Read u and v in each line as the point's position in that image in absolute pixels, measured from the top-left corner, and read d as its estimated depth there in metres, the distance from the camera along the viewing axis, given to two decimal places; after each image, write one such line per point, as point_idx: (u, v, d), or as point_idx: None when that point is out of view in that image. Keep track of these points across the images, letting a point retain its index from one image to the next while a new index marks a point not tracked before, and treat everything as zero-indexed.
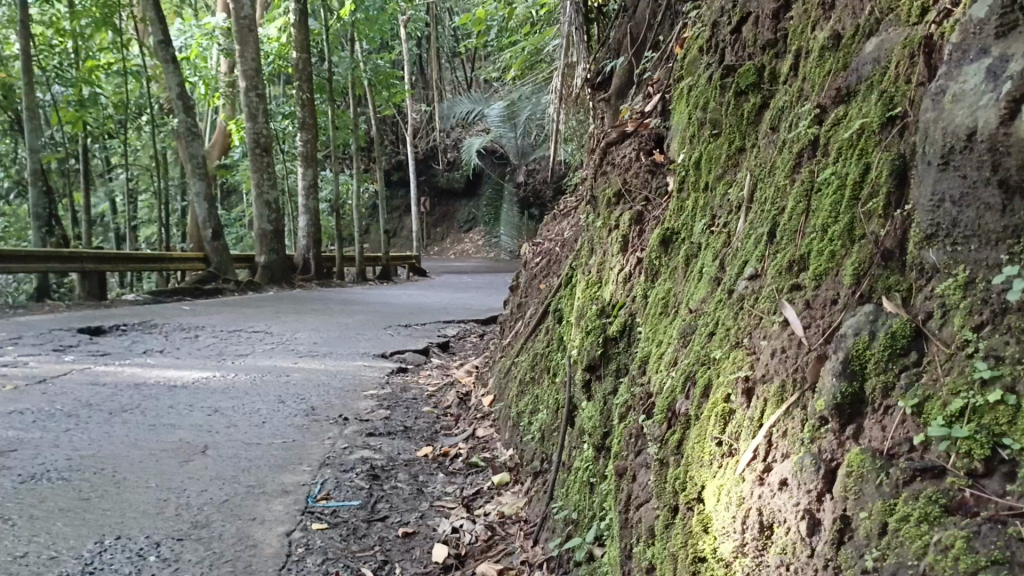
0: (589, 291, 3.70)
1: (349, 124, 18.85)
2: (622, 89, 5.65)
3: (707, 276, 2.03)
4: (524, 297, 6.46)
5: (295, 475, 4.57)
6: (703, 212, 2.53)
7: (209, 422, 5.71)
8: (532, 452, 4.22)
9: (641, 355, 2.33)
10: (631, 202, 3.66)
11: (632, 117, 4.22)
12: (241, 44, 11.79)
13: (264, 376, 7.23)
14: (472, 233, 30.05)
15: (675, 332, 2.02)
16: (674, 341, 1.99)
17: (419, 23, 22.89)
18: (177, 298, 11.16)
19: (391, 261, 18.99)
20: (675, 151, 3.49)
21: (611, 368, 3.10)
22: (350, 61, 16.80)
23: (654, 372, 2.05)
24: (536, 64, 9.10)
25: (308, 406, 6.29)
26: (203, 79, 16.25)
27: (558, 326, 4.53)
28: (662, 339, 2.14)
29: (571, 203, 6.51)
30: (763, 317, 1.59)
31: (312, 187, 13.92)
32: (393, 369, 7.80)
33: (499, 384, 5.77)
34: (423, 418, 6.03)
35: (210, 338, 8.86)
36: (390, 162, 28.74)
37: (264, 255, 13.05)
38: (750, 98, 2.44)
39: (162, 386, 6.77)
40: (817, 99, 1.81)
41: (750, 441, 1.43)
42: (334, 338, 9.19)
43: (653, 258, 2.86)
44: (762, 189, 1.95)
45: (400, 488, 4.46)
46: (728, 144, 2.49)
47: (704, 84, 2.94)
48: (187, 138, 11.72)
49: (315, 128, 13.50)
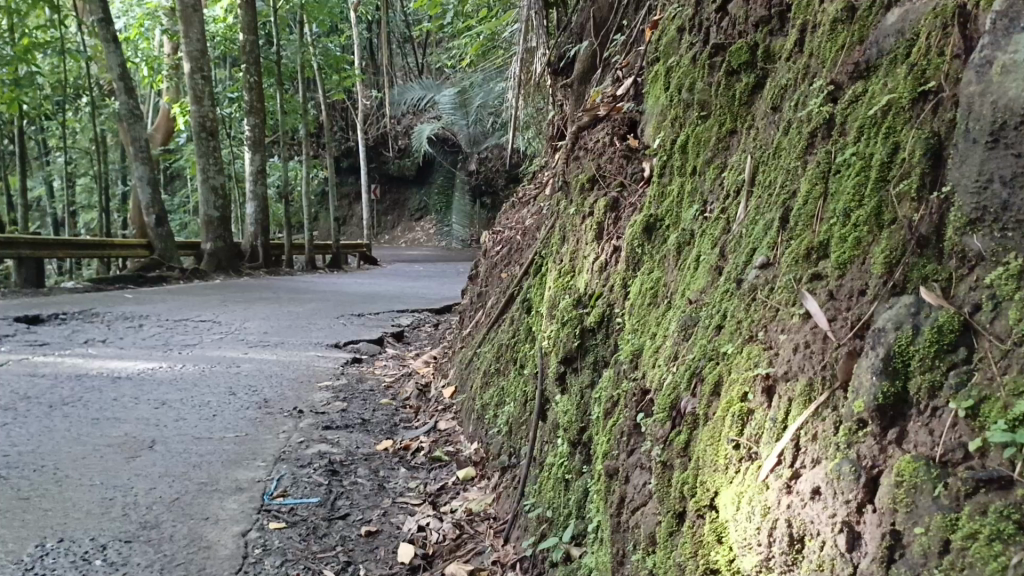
0: (562, 280, 3.56)
1: (298, 109, 18.43)
2: (586, 74, 5.53)
3: (705, 265, 1.91)
4: (484, 286, 6.31)
5: (250, 472, 4.36)
6: (692, 197, 2.42)
7: (157, 415, 5.45)
8: (499, 447, 4.08)
9: (629, 349, 2.20)
10: (605, 188, 3.54)
11: (603, 101, 4.11)
12: (186, 23, 11.35)
13: (214, 367, 6.97)
14: (423, 221, 29.71)
15: (672, 325, 1.90)
16: (672, 334, 1.86)
17: (369, 7, 22.46)
18: (120, 286, 10.74)
19: (342, 249, 18.66)
20: (651, 136, 3.39)
21: (588, 361, 2.97)
22: (298, 44, 16.38)
23: (649, 367, 1.92)
24: (492, 50, 8.93)
25: (261, 398, 6.06)
26: (146, 60, 15.67)
27: (526, 316, 4.39)
28: (656, 332, 2.03)
29: (532, 191, 6.37)
30: (780, 309, 1.47)
31: (259, 173, 13.54)
32: (347, 359, 7.60)
33: (460, 375, 5.63)
34: (381, 410, 5.86)
35: (156, 327, 8.53)
36: (339, 148, 28.24)
37: (211, 242, 12.65)
38: (743, 79, 2.35)
39: (105, 378, 6.47)
40: (828, 77, 1.71)
41: (773, 445, 1.31)
42: (286, 327, 8.92)
43: (634, 246, 2.74)
44: (767, 173, 1.84)
45: (361, 484, 4.29)
46: (718, 126, 2.40)
47: (687, 66, 2.83)
48: (130, 121, 11.26)
49: (263, 112, 13.12)
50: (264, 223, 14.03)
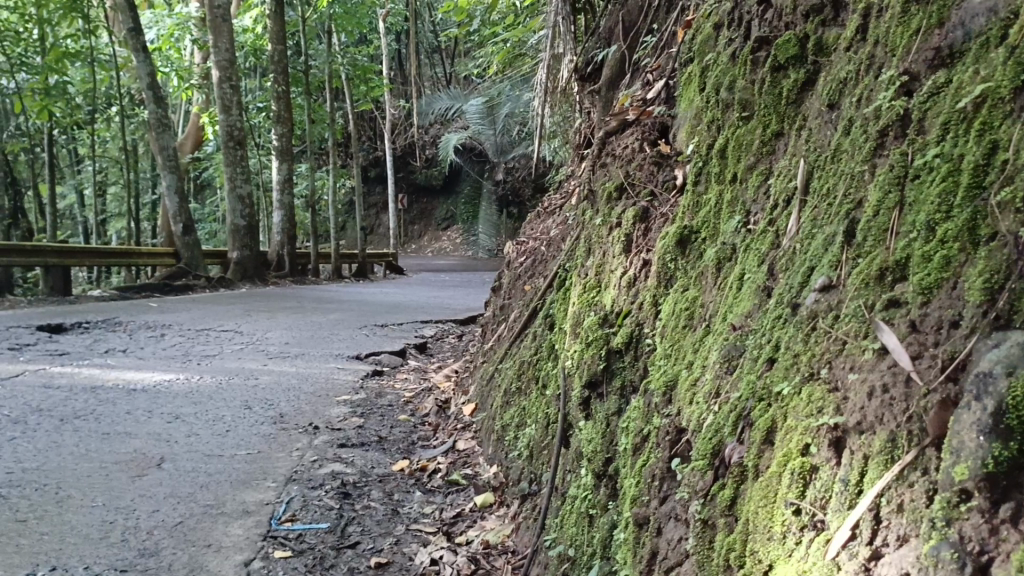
0: (587, 295, 3.31)
1: (325, 119, 18.33)
2: (614, 79, 5.30)
3: (748, 285, 1.66)
4: (507, 299, 6.08)
5: (259, 493, 4.15)
6: (733, 207, 2.17)
7: (168, 430, 5.27)
8: (518, 472, 3.84)
9: (661, 379, 1.95)
10: (633, 197, 3.29)
11: (631, 106, 3.88)
12: (215, 33, 11.25)
13: (231, 379, 6.79)
14: (450, 231, 29.51)
15: (712, 353, 1.65)
16: (712, 365, 1.61)
17: (398, 18, 22.41)
18: (145, 295, 10.62)
19: (368, 259, 18.50)
20: (685, 141, 3.16)
21: (614, 386, 2.72)
22: (326, 55, 16.31)
23: (685, 401, 1.67)
24: (518, 59, 8.76)
25: (277, 412, 5.87)
26: (177, 69, 15.63)
27: (549, 333, 4.15)
28: (692, 360, 1.77)
29: (556, 201, 6.12)
30: (848, 342, 1.21)
31: (286, 182, 13.42)
32: (367, 372, 7.39)
33: (481, 392, 5.39)
34: (399, 427, 5.64)
35: (178, 337, 8.40)
36: (367, 158, 28.17)
37: (237, 251, 12.53)
38: (790, 74, 2.10)
39: (119, 389, 6.31)
40: (899, 67, 1.46)
41: (845, 516, 1.06)
42: (307, 338, 8.75)
43: (666, 261, 2.50)
44: (825, 178, 1.59)
45: (374, 508, 4.06)
46: (762, 129, 2.16)
47: (725, 63, 2.59)
48: (158, 129, 11.18)
49: (289, 122, 12.99)
50: (290, 232, 13.90)
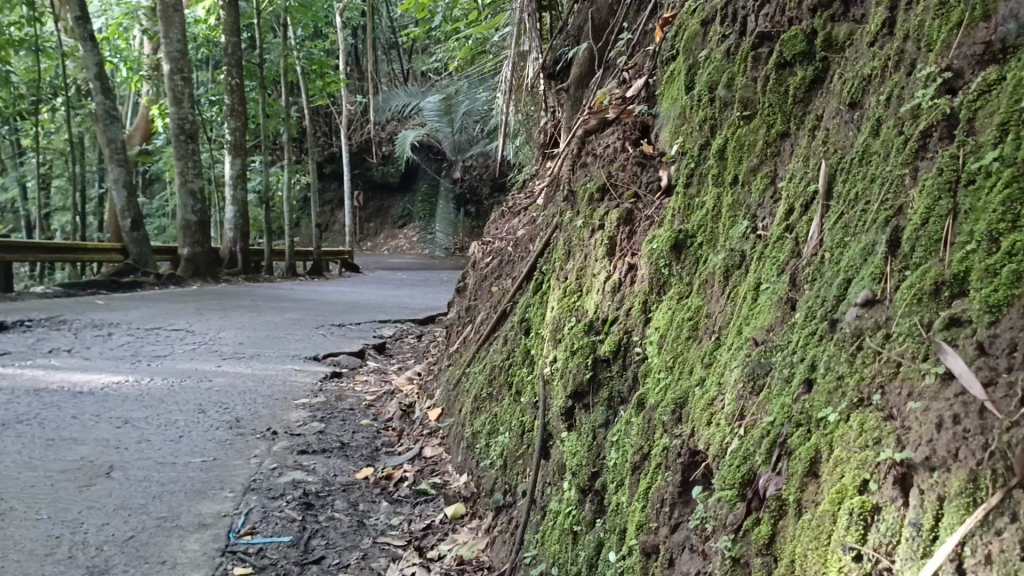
0: (567, 300, 3.17)
1: (280, 114, 17.92)
2: (583, 78, 5.19)
3: (769, 297, 1.53)
4: (473, 301, 5.91)
5: (216, 504, 3.94)
6: (735, 212, 2.05)
7: (118, 436, 5.01)
8: (492, 482, 3.69)
9: (666, 396, 1.81)
10: (616, 199, 3.16)
11: (610, 104, 3.76)
12: (167, 23, 10.87)
13: (183, 381, 6.53)
14: (407, 228, 29.15)
15: (730, 370, 1.52)
16: (732, 384, 1.48)
17: (355, 12, 22.00)
18: (91, 292, 10.21)
19: (323, 257, 18.15)
20: (669, 142, 3.05)
21: (601, 397, 2.59)
22: (281, 48, 15.90)
23: (702, 420, 1.54)
24: (480, 56, 8.56)
25: (233, 416, 5.63)
26: (125, 59, 15.11)
27: (523, 337, 4.00)
28: (705, 375, 1.64)
29: (523, 201, 5.97)
30: (904, 365, 1.09)
31: (240, 177, 13.04)
32: (326, 374, 7.17)
33: (447, 396, 5.22)
34: (361, 433, 5.45)
35: (126, 337, 8.07)
36: (322, 154, 27.69)
37: (187, 248, 12.13)
38: (797, 72, 1.99)
39: (65, 393, 6.00)
40: (939, 62, 1.34)
41: (920, 565, 0.93)
42: (262, 338, 8.49)
43: (660, 266, 2.37)
44: (853, 180, 1.47)
45: (338, 520, 3.88)
46: (765, 129, 2.04)
47: (719, 61, 2.47)
48: (105, 121, 10.76)
49: (243, 116, 12.63)
50: (243, 228, 13.52)
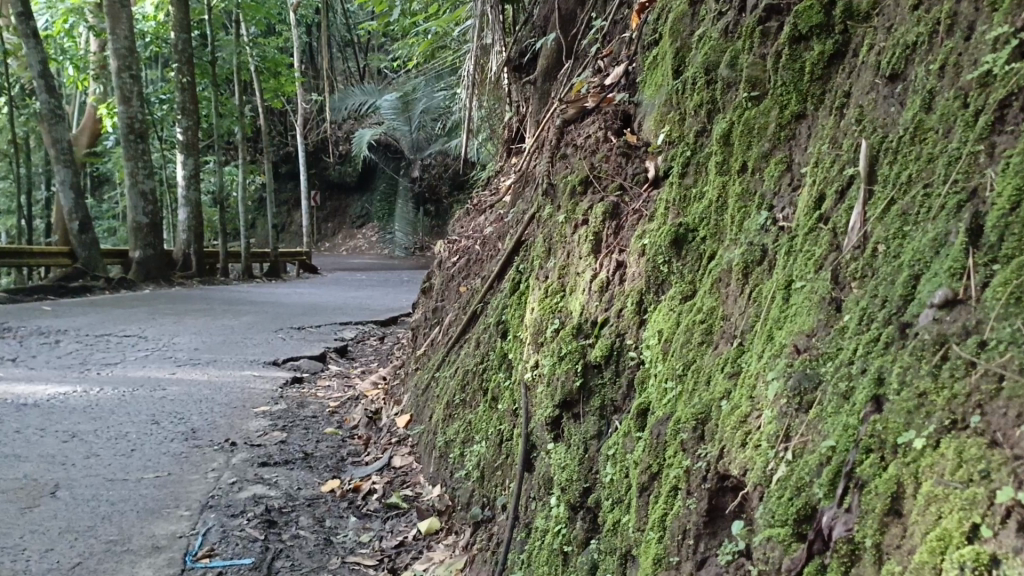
0: (549, 300, 2.94)
1: (234, 113, 17.39)
2: (551, 70, 4.99)
3: (805, 299, 1.34)
4: (440, 301, 5.66)
5: (171, 525, 3.65)
6: (745, 203, 1.86)
7: (65, 452, 4.68)
8: (468, 495, 3.46)
9: (682, 411, 1.60)
10: (600, 192, 2.96)
11: (587, 93, 3.57)
12: (114, 20, 10.43)
13: (135, 391, 6.18)
14: (365, 229, 28.63)
15: (769, 383, 1.31)
16: (773, 397, 1.27)
17: (309, 10, 21.53)
18: (38, 298, 9.70)
19: (280, 258, 17.67)
20: (655, 130, 2.87)
21: (592, 406, 2.38)
22: (233, 45, 15.44)
23: (734, 440, 1.33)
24: (439, 51, 8.29)
25: (189, 427, 5.32)
26: (72, 58, 14.45)
27: (499, 340, 3.78)
28: (736, 387, 1.43)
29: (489, 198, 5.74)
30: (1009, 380, 0.90)
31: (193, 177, 12.60)
32: (287, 380, 6.87)
33: (416, 402, 4.97)
34: (325, 442, 5.17)
35: (75, 344, 7.68)
36: (277, 154, 27.07)
37: (139, 251, 11.62)
38: (814, 46, 1.81)
39: (7, 405, 5.63)
40: (1012, 22, 1.16)
41: None
42: (218, 343, 8.14)
43: (659, 263, 2.16)
44: (904, 160, 1.29)
45: (303, 538, 3.62)
46: (779, 110, 1.86)
47: (715, 40, 2.30)
48: (50, 120, 10.26)
49: (196, 115, 12.18)
50: (198, 230, 13.05)
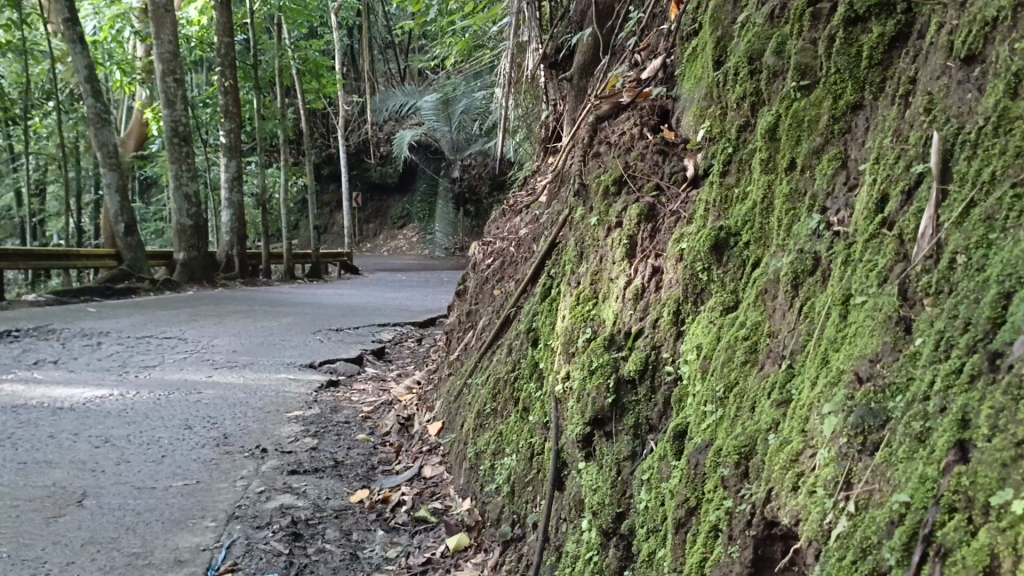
0: (583, 307, 2.75)
1: (277, 115, 17.44)
2: (586, 67, 4.81)
3: (866, 319, 1.15)
4: (475, 304, 5.49)
5: (196, 536, 3.49)
6: (794, 204, 1.67)
7: (96, 457, 4.58)
8: (498, 511, 3.30)
9: (725, 441, 1.41)
10: (636, 192, 2.78)
11: (623, 87, 3.39)
12: (158, 24, 10.46)
13: (170, 394, 6.11)
14: (406, 229, 28.62)
15: (824, 417, 1.13)
16: (832, 433, 1.09)
17: (350, 12, 21.55)
18: (84, 299, 9.75)
19: (321, 259, 17.69)
20: (694, 126, 2.69)
21: (626, 425, 2.20)
22: (275, 48, 15.41)
23: (783, 483, 1.15)
24: (477, 50, 8.13)
25: (220, 433, 5.21)
26: (119, 64, 14.40)
27: (531, 349, 3.61)
28: (789, 416, 1.23)
29: (524, 199, 5.58)
30: None
31: (236, 179, 12.61)
32: (322, 383, 6.77)
33: (448, 408, 4.82)
34: (356, 449, 5.04)
35: (115, 346, 7.67)
36: (320, 155, 27.21)
37: (183, 252, 11.64)
38: (873, 28, 1.62)
39: (44, 409, 5.59)
40: None
41: None
42: (256, 345, 8.08)
43: (699, 270, 1.98)
44: (987, 154, 1.10)
45: (329, 552, 3.46)
46: (832, 101, 1.67)
47: (759, 26, 2.11)
48: (96, 124, 10.31)
49: (238, 117, 12.19)
50: (240, 231, 13.08)
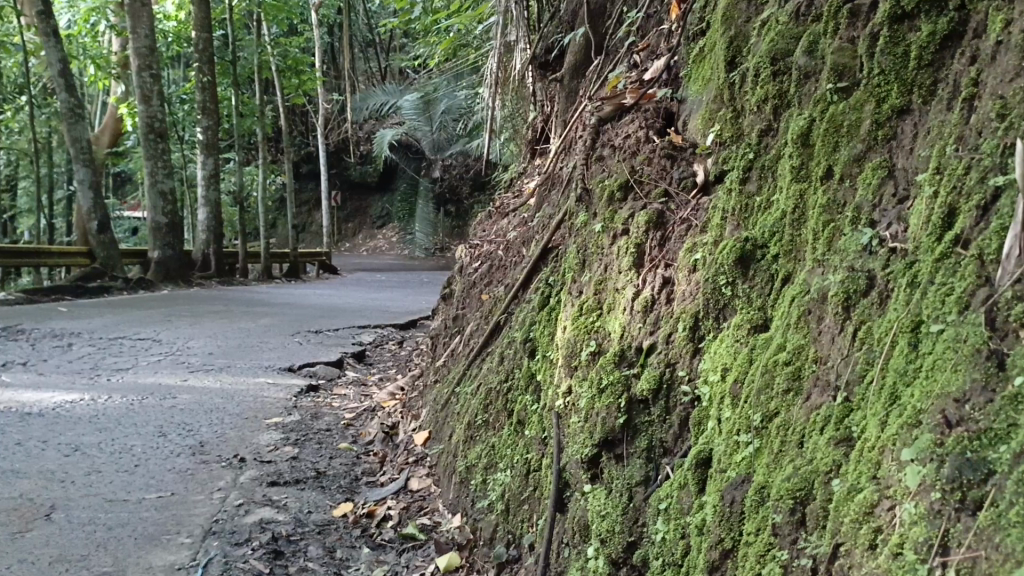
0: (585, 318, 2.60)
1: (255, 113, 17.15)
2: (578, 67, 4.66)
3: (949, 351, 1.03)
4: (461, 309, 5.33)
5: (172, 554, 3.31)
6: (832, 216, 1.54)
7: (65, 467, 4.36)
8: (492, 529, 3.14)
9: (774, 482, 1.28)
10: (642, 199, 2.64)
11: (624, 88, 3.25)
12: (134, 19, 10.18)
13: (144, 399, 5.89)
14: (386, 229, 28.36)
15: (908, 468, 1.01)
16: (924, 489, 0.98)
17: (331, 10, 21.26)
18: (55, 298, 9.45)
19: (300, 259, 17.43)
20: (703, 129, 2.56)
21: (638, 447, 2.06)
22: (254, 44, 15.12)
23: (861, 539, 1.05)
24: (462, 49, 7.95)
25: (197, 441, 5.02)
26: (94, 58, 14.03)
27: (527, 359, 3.46)
28: (862, 461, 1.11)
29: (511, 202, 5.43)
30: None
31: (213, 176, 12.34)
32: (302, 388, 6.57)
33: (434, 417, 4.65)
34: (339, 459, 4.87)
35: (87, 348, 7.43)
36: (299, 153, 26.87)
37: (158, 251, 11.36)
38: (921, 26, 1.48)
39: (11, 415, 5.35)
40: None
41: None
42: (234, 347, 7.86)
43: (720, 284, 1.83)
44: None
45: (312, 572, 3.28)
46: (875, 105, 1.53)
47: (783, 24, 1.97)
48: (70, 119, 10.00)
49: (216, 115, 11.92)
50: (217, 230, 12.80)
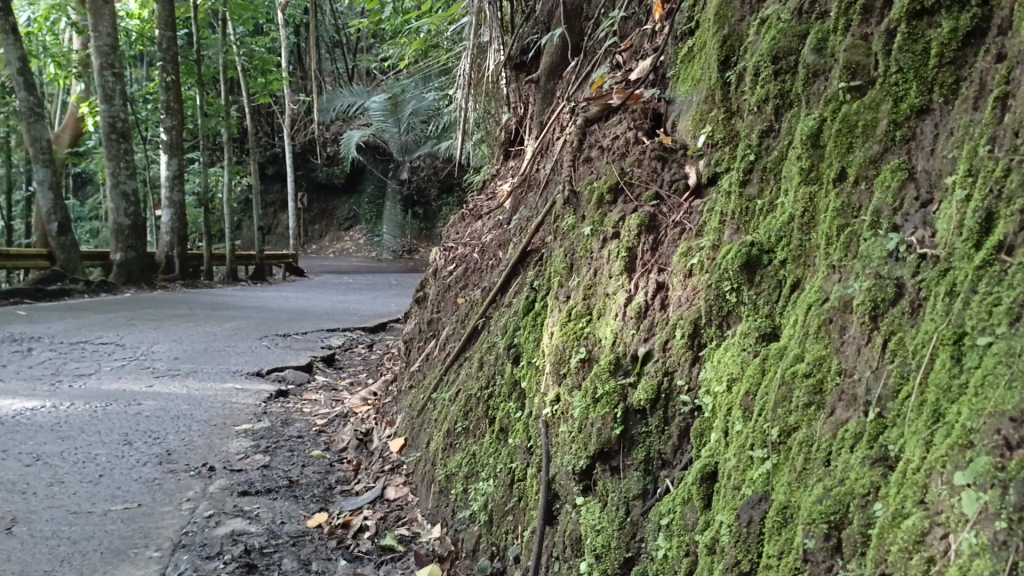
0: (573, 323, 2.50)
1: (220, 112, 16.84)
2: (555, 67, 4.58)
3: (1002, 366, 1.00)
4: (435, 313, 5.21)
5: (141, 570, 3.16)
6: (847, 219, 1.48)
7: (24, 478, 4.18)
8: (474, 541, 3.04)
9: (802, 505, 1.22)
10: (632, 202, 2.56)
11: (609, 87, 3.18)
12: (95, 16, 9.90)
13: (108, 406, 5.70)
14: (353, 231, 28.09)
15: (968, 494, 0.96)
16: (988, 517, 0.93)
17: (298, 10, 20.97)
18: (12, 301, 9.15)
19: (265, 261, 17.16)
20: (694, 130, 2.50)
21: (635, 459, 1.98)
22: (219, 43, 14.83)
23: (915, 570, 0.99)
24: (432, 49, 7.80)
25: (163, 449, 4.85)
26: (53, 55, 13.65)
27: (510, 365, 3.37)
28: (910, 485, 1.05)
29: (486, 203, 5.33)
30: None
31: (177, 176, 12.06)
32: (270, 394, 6.41)
33: (410, 423, 4.55)
34: (311, 467, 4.73)
35: (47, 353, 7.19)
36: (264, 154, 26.50)
37: (120, 253, 11.07)
38: (942, 22, 1.42)
39: None
40: None
41: None
42: (200, 352, 7.67)
43: (724, 289, 1.75)
44: None
45: None
46: (893, 104, 1.47)
47: (785, 22, 1.92)
48: (29, 117, 9.70)
49: (179, 114, 11.66)
50: (182, 231, 12.53)
